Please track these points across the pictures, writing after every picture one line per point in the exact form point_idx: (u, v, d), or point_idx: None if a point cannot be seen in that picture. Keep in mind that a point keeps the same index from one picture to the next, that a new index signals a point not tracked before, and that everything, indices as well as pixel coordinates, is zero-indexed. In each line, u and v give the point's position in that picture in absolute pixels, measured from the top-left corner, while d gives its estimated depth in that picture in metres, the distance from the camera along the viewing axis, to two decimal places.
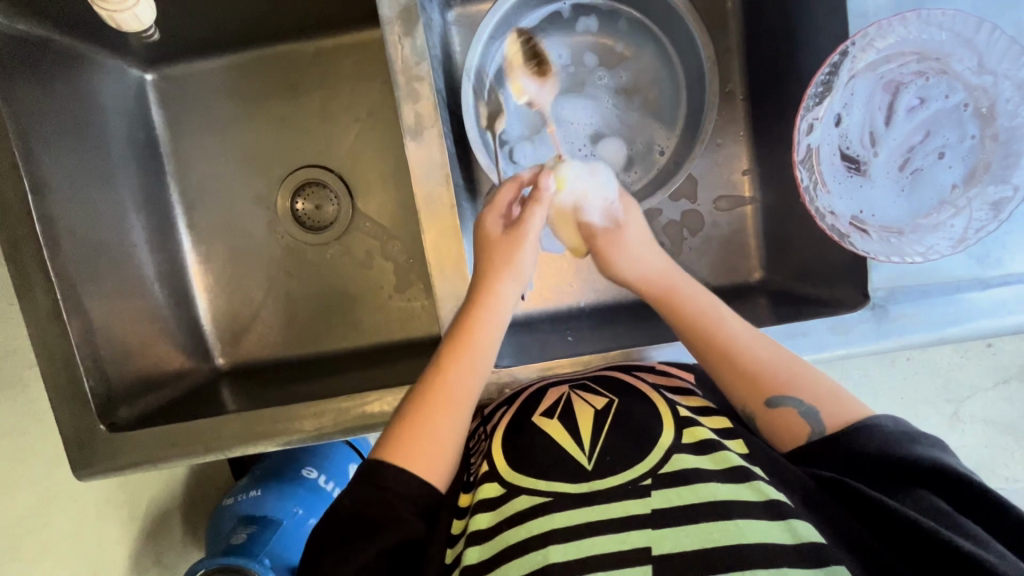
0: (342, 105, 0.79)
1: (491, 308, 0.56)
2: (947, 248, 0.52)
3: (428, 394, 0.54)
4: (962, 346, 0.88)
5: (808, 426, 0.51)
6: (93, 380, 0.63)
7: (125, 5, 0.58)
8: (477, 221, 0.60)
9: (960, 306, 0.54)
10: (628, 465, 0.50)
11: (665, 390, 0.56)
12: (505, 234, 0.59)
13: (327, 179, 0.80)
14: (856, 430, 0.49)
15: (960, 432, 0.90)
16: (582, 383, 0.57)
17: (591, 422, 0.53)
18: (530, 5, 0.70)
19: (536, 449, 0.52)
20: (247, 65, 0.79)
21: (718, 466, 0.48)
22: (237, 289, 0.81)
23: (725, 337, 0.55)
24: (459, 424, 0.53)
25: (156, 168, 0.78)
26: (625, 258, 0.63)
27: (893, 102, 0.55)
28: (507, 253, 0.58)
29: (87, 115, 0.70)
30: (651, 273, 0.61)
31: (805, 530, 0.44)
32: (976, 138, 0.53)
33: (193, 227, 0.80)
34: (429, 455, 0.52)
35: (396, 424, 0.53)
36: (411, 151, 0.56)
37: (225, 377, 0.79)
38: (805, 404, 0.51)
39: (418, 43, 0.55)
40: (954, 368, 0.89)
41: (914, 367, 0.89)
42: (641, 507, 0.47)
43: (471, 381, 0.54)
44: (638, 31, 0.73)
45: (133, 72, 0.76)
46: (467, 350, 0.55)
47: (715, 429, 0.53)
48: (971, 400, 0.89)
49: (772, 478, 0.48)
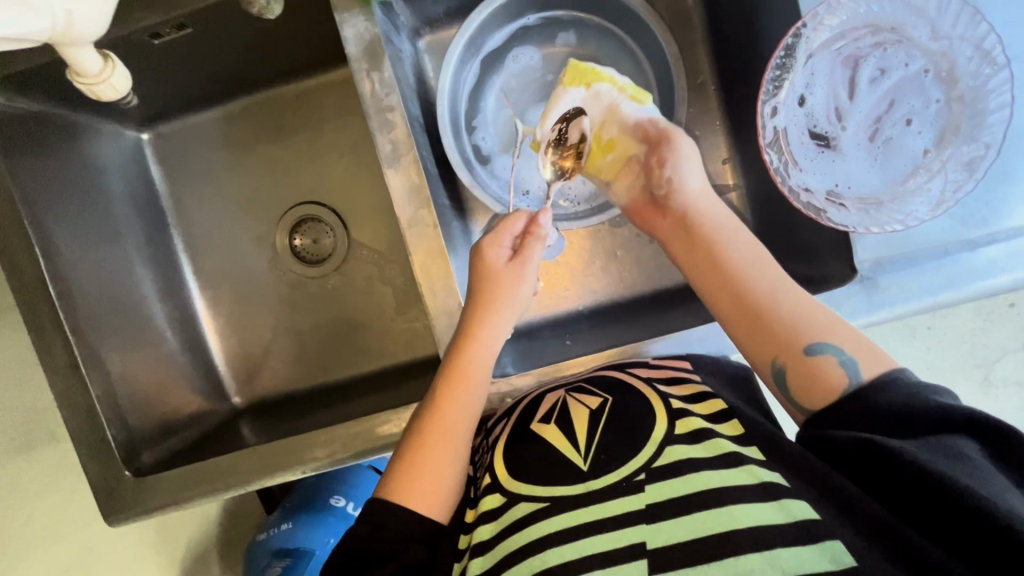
0: (327, 142, 0.82)
1: (483, 343, 0.56)
2: (926, 212, 0.52)
3: (422, 431, 0.55)
4: (984, 309, 0.87)
5: (844, 377, 0.49)
6: (116, 429, 0.66)
7: (100, 77, 0.53)
8: (479, 247, 0.59)
9: (952, 269, 0.53)
10: (623, 463, 0.53)
11: (658, 382, 0.58)
12: (508, 262, 0.57)
13: (321, 214, 0.83)
14: (880, 383, 0.48)
15: (994, 397, 0.88)
16: (578, 386, 0.59)
17: (586, 423, 0.56)
18: (495, 24, 0.72)
19: (535, 456, 0.56)
20: (235, 113, 0.82)
21: (711, 454, 0.51)
22: (246, 330, 0.84)
23: (757, 309, 0.54)
24: (456, 459, 0.54)
25: (159, 222, 0.82)
26: (689, 171, 0.62)
27: (855, 76, 0.55)
28: (507, 283, 0.57)
29: (94, 180, 0.74)
30: (702, 197, 0.61)
31: (801, 509, 0.46)
32: (942, 100, 0.53)
33: (199, 274, 0.84)
34: (432, 492, 0.53)
35: (394, 461, 0.55)
36: (391, 178, 0.57)
37: (243, 415, 0.82)
38: (846, 353, 0.50)
39: (386, 76, 0.56)
40: (979, 332, 0.87)
41: (936, 335, 0.88)
42: (637, 502, 0.50)
43: (465, 415, 0.55)
44: (610, 40, 0.75)
45: (130, 134, 0.80)
46: (461, 384, 0.55)
47: (708, 416, 0.55)
48: (1001, 363, 0.87)
49: (770, 459, 0.50)
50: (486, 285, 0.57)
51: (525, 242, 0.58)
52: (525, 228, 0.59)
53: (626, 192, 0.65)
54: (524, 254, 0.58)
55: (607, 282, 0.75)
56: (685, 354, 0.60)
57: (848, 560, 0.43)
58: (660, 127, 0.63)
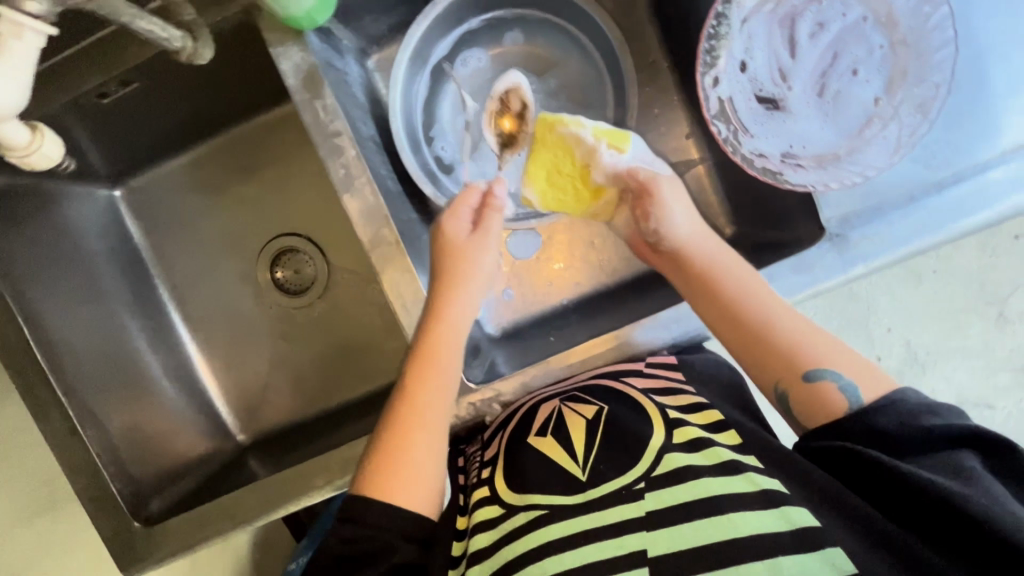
0: (295, 173, 0.83)
1: (450, 320, 0.57)
2: (884, 160, 0.51)
3: (396, 416, 0.55)
4: (990, 245, 0.87)
5: (846, 401, 0.51)
6: (120, 482, 0.67)
7: (31, 147, 0.53)
8: (439, 225, 0.61)
9: (921, 215, 0.51)
10: (622, 472, 0.53)
11: (653, 393, 0.58)
12: (467, 237, 0.61)
13: (299, 244, 0.84)
14: (882, 406, 0.49)
15: (1012, 333, 0.87)
16: (571, 395, 0.59)
17: (584, 434, 0.57)
18: (439, 33, 0.72)
19: (533, 468, 0.56)
20: (199, 157, 0.83)
21: (709, 461, 0.52)
22: (240, 368, 0.85)
23: (759, 338, 0.54)
24: (434, 447, 0.54)
25: (142, 274, 0.83)
26: (677, 213, 0.62)
27: (793, 35, 0.55)
28: (467, 257, 0.60)
29: (71, 243, 0.75)
30: (697, 234, 0.61)
31: (800, 516, 0.48)
32: (885, 46, 0.52)
33: (188, 320, 0.85)
34: (413, 484, 0.53)
35: (372, 452, 0.55)
36: (348, 203, 0.58)
37: (248, 451, 0.83)
38: (846, 380, 0.51)
39: (329, 102, 0.57)
40: (987, 270, 0.87)
41: (944, 279, 0.87)
42: (636, 510, 0.51)
43: (439, 398, 0.56)
44: (556, 32, 0.74)
45: (102, 192, 0.81)
46: (431, 365, 0.56)
47: (704, 425, 0.55)
48: (1014, 297, 0.87)
49: (769, 466, 0.51)
50: (449, 261, 0.60)
51: (484, 215, 0.62)
52: (480, 202, 0.62)
53: (626, 225, 0.66)
54: (483, 228, 0.61)
55: (587, 274, 0.75)
56: (668, 342, 0.59)
57: (846, 566, 0.45)
58: (640, 176, 0.62)
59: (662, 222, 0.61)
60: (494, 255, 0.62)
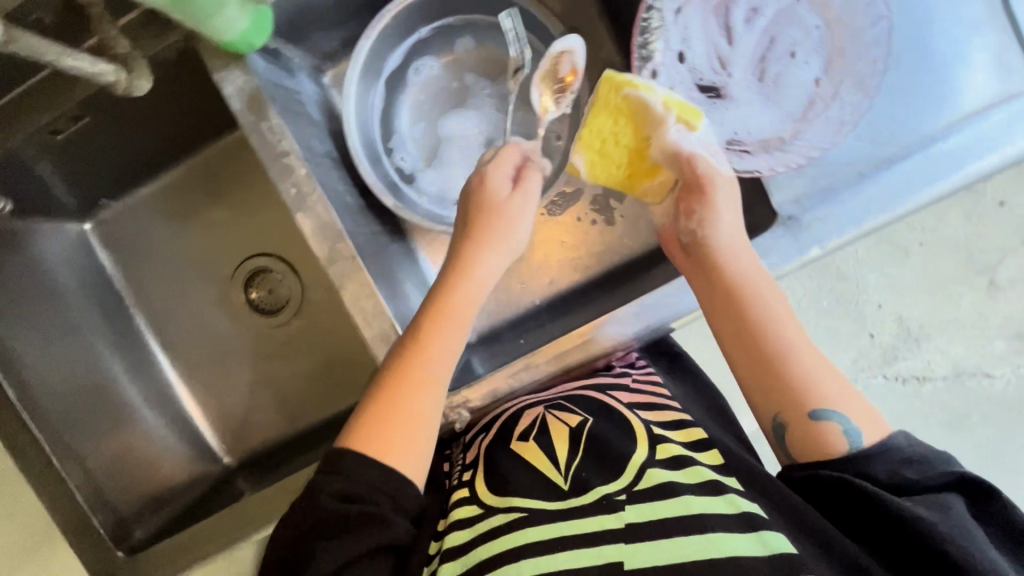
0: (263, 194, 0.83)
1: (473, 280, 0.57)
2: (831, 136, 0.52)
3: (400, 369, 0.54)
4: (977, 215, 0.86)
5: (846, 444, 0.49)
6: (102, 513, 0.68)
7: None
8: (481, 175, 0.59)
9: (873, 193, 0.50)
10: (603, 484, 0.54)
11: (638, 409, 0.61)
12: (509, 195, 0.59)
13: (270, 264, 0.84)
14: (879, 449, 0.49)
15: (1003, 301, 0.87)
16: (557, 403, 0.61)
17: (567, 443, 0.58)
18: (391, 46, 0.72)
19: (513, 471, 0.57)
20: (166, 185, 0.84)
21: (692, 480, 0.53)
22: (221, 390, 0.85)
23: (765, 358, 0.51)
24: (431, 412, 0.54)
25: (118, 305, 0.84)
26: (726, 218, 0.53)
27: (729, 22, 0.57)
28: (497, 218, 0.58)
29: (43, 279, 0.75)
30: (741, 246, 0.53)
31: (778, 541, 0.48)
32: (820, 26, 0.54)
33: (167, 347, 0.85)
34: (406, 443, 0.52)
35: (368, 401, 0.54)
36: (301, 222, 0.58)
37: (236, 472, 0.84)
38: (850, 422, 0.49)
39: (275, 123, 0.57)
40: (976, 239, 0.86)
41: (931, 252, 0.87)
42: (615, 521, 0.51)
43: (443, 360, 0.55)
44: (507, 36, 0.75)
45: (73, 226, 0.81)
46: (443, 325, 0.56)
47: (687, 443, 0.57)
48: (1004, 265, 0.86)
49: (748, 489, 0.53)
50: (483, 216, 0.58)
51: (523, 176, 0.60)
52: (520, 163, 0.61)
53: (666, 218, 0.59)
54: (520, 188, 0.60)
55: (558, 273, 0.75)
56: (634, 336, 0.58)
57: None
58: (698, 167, 0.53)
59: (707, 218, 0.53)
60: (529, 223, 0.60)
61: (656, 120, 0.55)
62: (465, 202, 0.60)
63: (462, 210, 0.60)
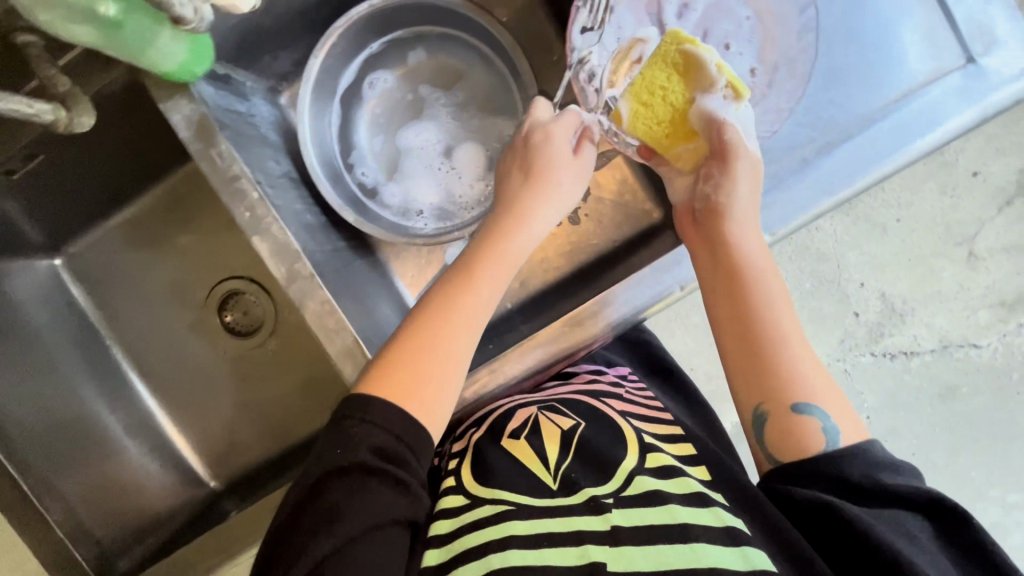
0: (229, 217, 0.84)
1: (518, 237, 0.56)
2: (772, 123, 0.54)
3: (432, 317, 0.53)
4: (950, 186, 0.87)
5: (823, 443, 0.49)
6: (84, 546, 0.70)
7: None
8: (545, 126, 0.58)
9: (815, 176, 0.51)
10: (593, 488, 0.56)
11: (631, 416, 0.63)
12: (567, 154, 0.58)
13: (242, 286, 0.85)
14: (855, 455, 0.49)
15: (984, 270, 0.87)
16: (551, 406, 0.64)
17: (558, 443, 0.59)
18: (343, 63, 0.73)
19: (500, 465, 0.58)
20: (133, 214, 0.84)
21: (680, 490, 0.54)
22: (203, 415, 0.85)
23: (753, 340, 0.51)
24: (455, 373, 0.53)
25: (93, 338, 0.84)
26: (746, 189, 0.51)
27: (662, 19, 0.59)
28: (548, 174, 0.57)
29: (14, 320, 0.75)
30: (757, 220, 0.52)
31: (757, 556, 0.50)
32: (749, 18, 0.56)
33: (146, 376, 0.85)
34: (427, 399, 0.51)
35: (393, 345, 0.53)
36: (258, 245, 0.58)
37: (221, 495, 0.83)
38: (830, 420, 0.49)
39: (224, 149, 0.57)
40: (951, 211, 0.87)
41: (908, 228, 0.87)
42: (601, 524, 0.53)
43: (471, 322, 0.54)
44: (457, 45, 0.76)
45: (43, 264, 0.81)
46: (476, 284, 0.55)
47: (678, 455, 0.60)
48: (982, 234, 0.87)
49: (733, 504, 0.54)
50: (539, 166, 0.57)
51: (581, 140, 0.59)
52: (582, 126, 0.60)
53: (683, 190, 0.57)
54: (579, 148, 0.58)
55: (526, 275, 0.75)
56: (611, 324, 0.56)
57: None
58: (728, 135, 0.51)
59: (724, 179, 0.51)
60: (574, 188, 0.58)
61: (705, 84, 0.54)
62: (529, 147, 0.58)
63: (521, 158, 0.59)
